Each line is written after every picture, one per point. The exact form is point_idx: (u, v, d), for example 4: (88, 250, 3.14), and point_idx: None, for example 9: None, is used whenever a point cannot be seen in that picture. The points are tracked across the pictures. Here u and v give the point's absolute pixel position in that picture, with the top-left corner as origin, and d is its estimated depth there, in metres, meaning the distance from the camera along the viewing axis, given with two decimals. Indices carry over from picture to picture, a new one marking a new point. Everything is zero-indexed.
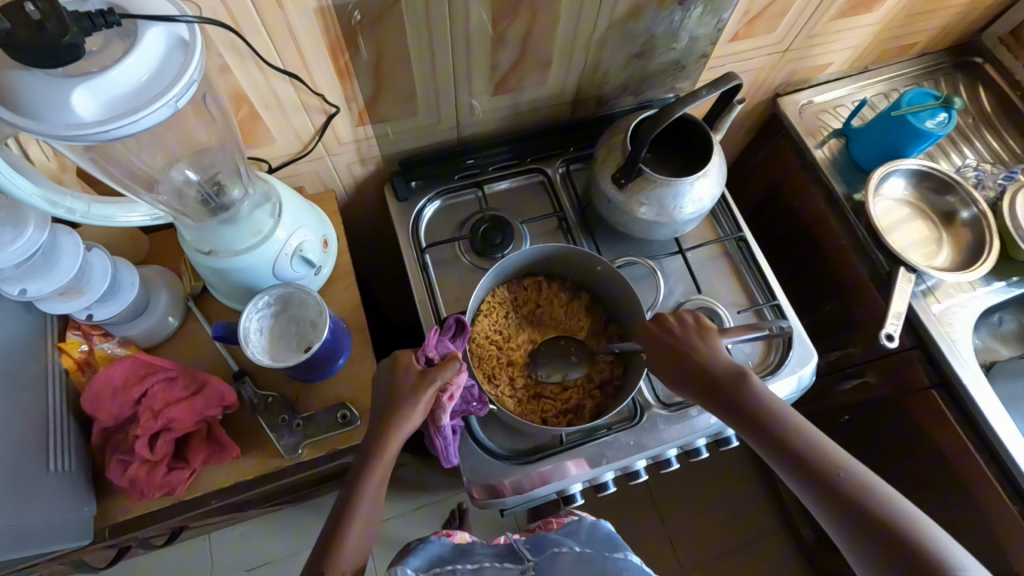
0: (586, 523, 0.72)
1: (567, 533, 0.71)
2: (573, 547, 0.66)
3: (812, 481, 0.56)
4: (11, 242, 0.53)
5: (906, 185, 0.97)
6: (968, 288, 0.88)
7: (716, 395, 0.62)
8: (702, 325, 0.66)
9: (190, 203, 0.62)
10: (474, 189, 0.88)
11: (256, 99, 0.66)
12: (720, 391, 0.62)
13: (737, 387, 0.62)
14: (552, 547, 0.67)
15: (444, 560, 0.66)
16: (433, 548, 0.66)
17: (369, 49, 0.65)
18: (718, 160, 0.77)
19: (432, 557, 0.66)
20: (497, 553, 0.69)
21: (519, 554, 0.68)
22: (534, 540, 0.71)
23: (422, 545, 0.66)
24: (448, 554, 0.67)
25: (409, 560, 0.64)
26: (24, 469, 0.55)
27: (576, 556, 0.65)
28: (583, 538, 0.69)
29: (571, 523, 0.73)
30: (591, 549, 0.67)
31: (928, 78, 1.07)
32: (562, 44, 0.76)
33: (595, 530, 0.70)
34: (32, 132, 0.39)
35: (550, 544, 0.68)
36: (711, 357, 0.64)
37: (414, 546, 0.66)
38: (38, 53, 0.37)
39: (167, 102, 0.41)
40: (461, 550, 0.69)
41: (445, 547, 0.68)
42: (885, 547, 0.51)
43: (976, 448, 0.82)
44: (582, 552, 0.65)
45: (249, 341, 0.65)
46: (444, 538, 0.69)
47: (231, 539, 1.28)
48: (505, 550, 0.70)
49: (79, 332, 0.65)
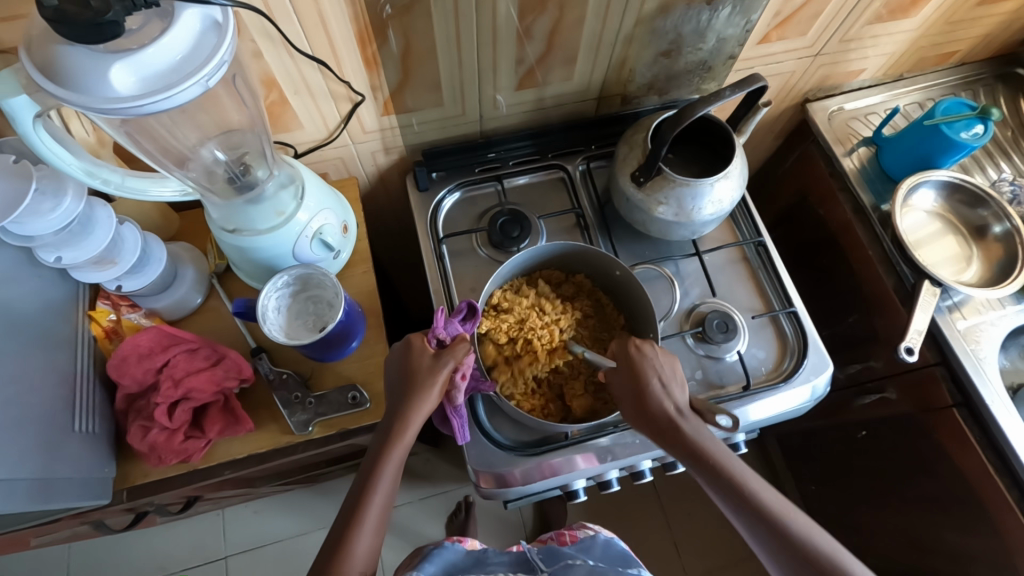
0: (599, 540, 0.72)
1: (581, 549, 0.71)
2: (586, 560, 0.68)
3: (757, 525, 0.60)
4: (51, 211, 0.57)
5: (936, 197, 0.94)
6: (997, 306, 0.86)
7: (673, 437, 0.63)
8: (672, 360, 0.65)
9: (218, 181, 0.65)
10: (493, 182, 0.88)
11: (287, 85, 0.68)
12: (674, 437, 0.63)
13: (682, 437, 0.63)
14: (566, 559, 0.69)
15: (457, 568, 0.68)
16: (446, 554, 0.69)
17: (398, 39, 0.66)
18: (739, 161, 0.76)
19: (444, 564, 0.68)
20: (510, 562, 0.70)
21: (532, 563, 0.69)
22: (547, 551, 0.72)
23: (437, 552, 0.68)
24: (461, 562, 0.69)
25: (424, 567, 0.67)
26: (52, 427, 0.58)
27: (588, 568, 0.66)
28: (596, 554, 0.70)
29: (585, 539, 0.73)
30: (604, 564, 0.68)
31: (967, 88, 1.03)
32: (588, 40, 0.76)
33: (608, 548, 0.71)
34: (74, 104, 0.41)
35: (564, 556, 0.70)
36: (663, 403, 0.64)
37: (429, 552, 0.69)
38: (83, 29, 0.39)
39: (199, 81, 0.43)
40: (475, 558, 0.71)
41: (458, 555, 0.70)
42: None
43: (999, 473, 0.79)
44: (596, 565, 0.67)
45: (267, 318, 0.67)
46: (458, 544, 0.71)
47: (243, 517, 1.32)
48: (518, 558, 0.71)
49: (109, 302, 0.69)
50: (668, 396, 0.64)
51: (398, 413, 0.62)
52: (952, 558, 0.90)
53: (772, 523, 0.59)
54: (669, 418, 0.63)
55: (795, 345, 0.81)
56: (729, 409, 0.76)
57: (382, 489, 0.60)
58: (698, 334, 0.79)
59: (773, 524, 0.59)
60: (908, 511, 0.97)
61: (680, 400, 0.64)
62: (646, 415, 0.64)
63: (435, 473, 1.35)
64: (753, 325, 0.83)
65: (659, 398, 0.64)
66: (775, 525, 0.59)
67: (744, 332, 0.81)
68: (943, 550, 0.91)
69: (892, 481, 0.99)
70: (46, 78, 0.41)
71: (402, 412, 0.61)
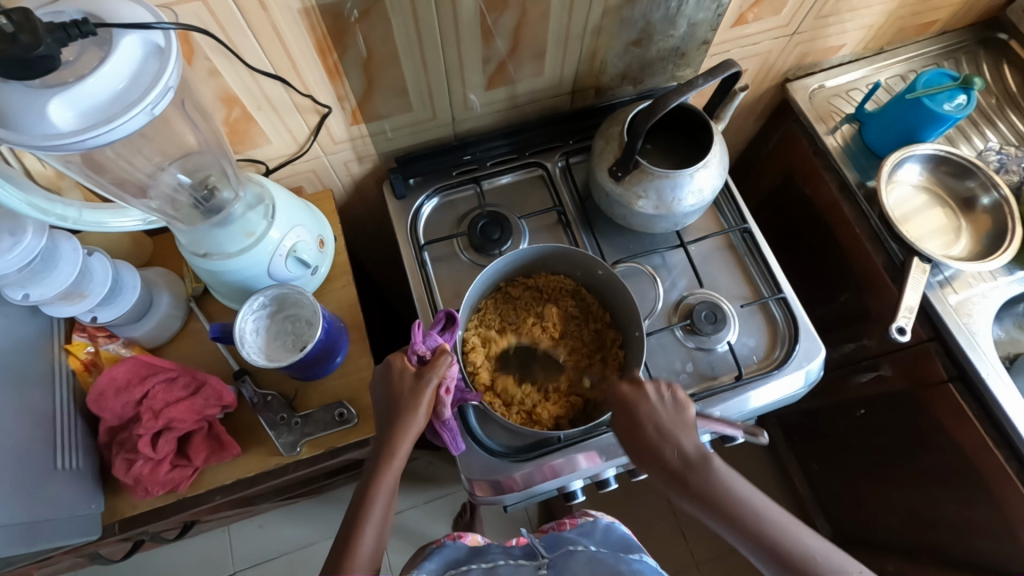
0: (600, 525, 0.71)
1: (582, 534, 0.70)
2: (587, 547, 0.66)
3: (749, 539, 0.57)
4: (10, 249, 0.55)
5: (922, 170, 0.93)
6: (989, 278, 0.84)
7: (686, 489, 0.58)
8: (679, 402, 0.60)
9: (183, 207, 0.63)
10: (471, 184, 0.87)
11: (248, 101, 0.66)
12: (664, 461, 0.59)
13: (672, 462, 0.58)
14: (567, 545, 0.67)
15: (460, 563, 0.67)
16: (447, 552, 0.68)
17: (360, 46, 0.65)
18: (718, 149, 0.75)
19: (447, 560, 0.67)
20: (513, 552, 0.69)
21: (535, 551, 0.68)
22: (549, 540, 0.71)
23: (438, 549, 0.68)
24: (462, 556, 0.68)
25: (424, 564, 0.67)
26: (32, 468, 0.57)
27: (589, 555, 0.64)
28: (597, 538, 0.69)
29: (586, 523, 0.72)
30: (605, 550, 0.66)
31: (949, 57, 1.02)
32: (556, 34, 0.74)
33: (609, 531, 0.70)
34: (13, 144, 0.39)
35: (564, 543, 0.69)
36: (650, 427, 0.59)
37: (431, 550, 0.69)
38: (13, 64, 0.37)
39: (144, 109, 0.41)
40: (476, 552, 0.69)
41: (461, 550, 0.69)
42: None
43: (999, 447, 0.78)
44: (597, 551, 0.65)
45: (245, 342, 0.66)
46: (460, 540, 0.71)
47: (249, 531, 1.31)
48: (523, 548, 0.70)
49: (85, 334, 0.67)
50: (680, 443, 0.59)
51: (386, 440, 0.61)
52: (956, 532, 0.89)
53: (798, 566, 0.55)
54: (681, 468, 0.58)
55: (786, 332, 0.80)
56: (724, 400, 0.75)
57: (375, 519, 0.60)
58: (687, 326, 0.78)
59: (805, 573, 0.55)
60: (911, 488, 0.96)
61: (692, 444, 0.59)
62: (655, 467, 0.59)
63: (437, 476, 1.35)
64: (743, 313, 0.82)
65: (666, 446, 0.59)
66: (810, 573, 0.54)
67: (733, 321, 0.80)
68: (947, 525, 0.91)
69: (892, 459, 0.98)
70: None
71: (390, 435, 0.61)
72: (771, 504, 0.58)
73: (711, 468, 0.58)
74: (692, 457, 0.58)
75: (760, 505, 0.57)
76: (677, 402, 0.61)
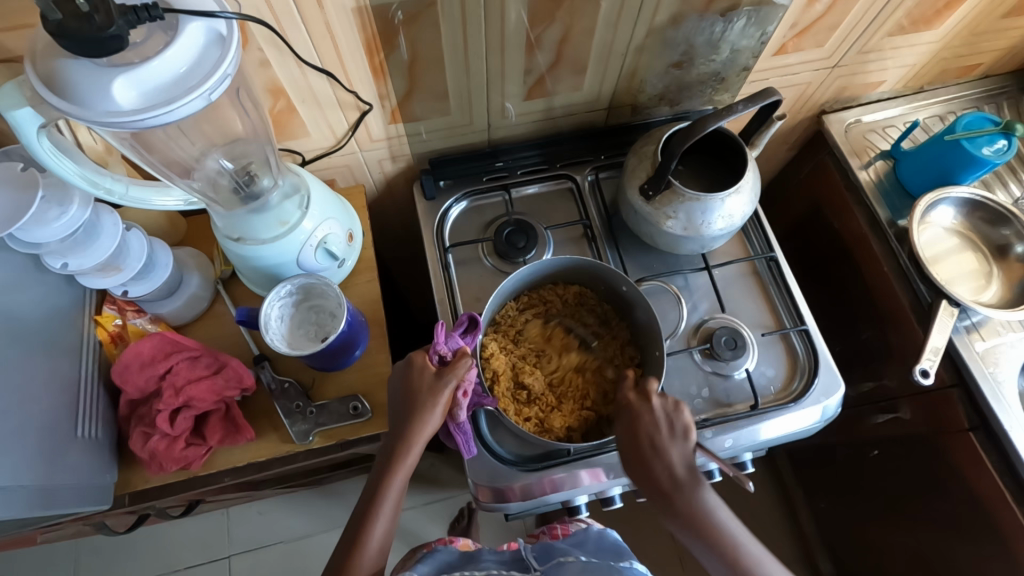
0: (593, 533, 0.70)
1: (574, 543, 0.69)
2: (579, 556, 0.65)
3: (718, 558, 0.59)
4: (56, 218, 0.57)
5: (956, 213, 0.92)
6: (1018, 328, 0.83)
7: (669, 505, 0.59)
8: (682, 427, 0.61)
9: (223, 191, 0.65)
10: (501, 191, 0.87)
11: (294, 93, 0.67)
12: (654, 476, 0.60)
13: (661, 479, 0.60)
14: (559, 556, 0.65)
15: (453, 568, 0.65)
16: (439, 556, 0.66)
17: (406, 48, 0.66)
18: (751, 175, 0.75)
19: (439, 565, 0.65)
20: (503, 561, 0.67)
21: (526, 561, 0.66)
22: (541, 548, 0.68)
23: (430, 553, 0.66)
24: (455, 562, 0.66)
25: (417, 568, 0.63)
26: (54, 433, 0.58)
27: (582, 565, 0.63)
28: (590, 548, 0.68)
29: (578, 534, 0.71)
30: (598, 559, 0.65)
31: (989, 101, 1.01)
32: (599, 50, 0.75)
33: (602, 540, 0.69)
34: (77, 118, 0.41)
35: (556, 553, 0.66)
36: (646, 442, 0.61)
37: (422, 554, 0.66)
38: (85, 43, 0.38)
39: (202, 94, 0.42)
40: (468, 557, 0.67)
41: (452, 555, 0.66)
42: None
43: (1017, 501, 0.76)
44: (589, 561, 0.64)
45: (269, 328, 0.67)
46: (451, 545, 0.69)
47: (248, 516, 1.32)
48: (512, 556, 0.68)
49: (115, 307, 0.69)
50: (672, 465, 0.60)
51: (399, 438, 0.61)
52: None
53: None
54: (668, 489, 0.59)
55: (805, 364, 0.79)
56: (738, 428, 0.74)
57: (385, 514, 0.61)
58: (706, 350, 0.78)
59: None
60: (922, 536, 0.94)
61: (683, 469, 0.60)
62: (645, 480, 0.61)
63: (438, 479, 1.34)
64: (763, 342, 0.81)
65: (659, 464, 0.60)
66: None
67: (753, 349, 0.79)
68: None
69: (904, 504, 0.96)
70: (51, 91, 0.41)
71: (403, 433, 0.61)
72: (748, 534, 0.60)
73: (699, 491, 0.59)
74: (682, 478, 0.59)
75: (738, 534, 0.59)
76: (682, 428, 0.61)
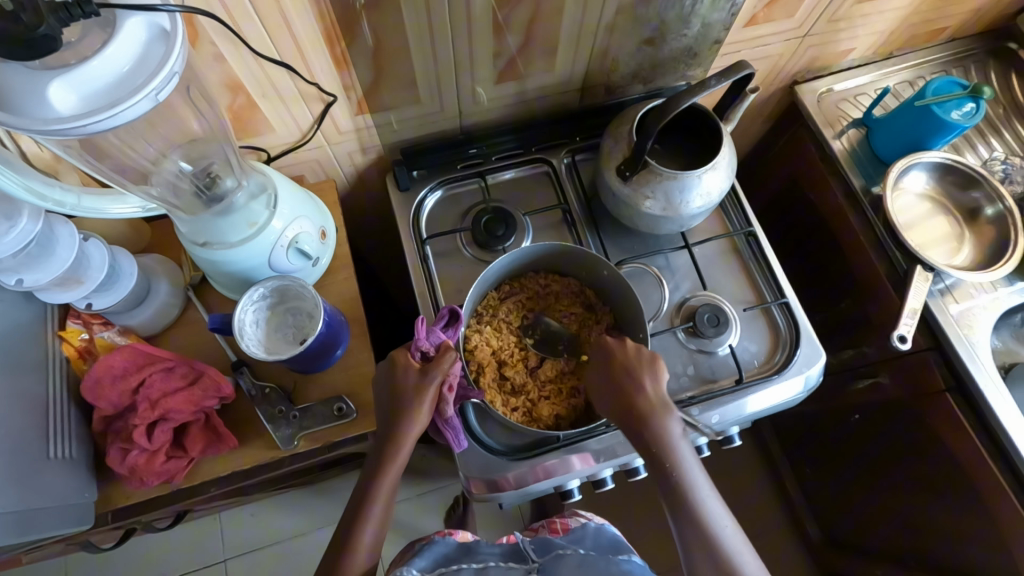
0: (590, 529, 0.70)
1: (572, 539, 0.68)
2: (577, 550, 0.65)
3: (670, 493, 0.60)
4: (6, 233, 0.54)
5: (928, 179, 0.93)
6: (989, 289, 0.85)
7: (636, 429, 0.61)
8: (653, 359, 0.63)
9: (184, 195, 0.62)
10: (476, 179, 0.85)
11: (253, 88, 0.64)
12: (624, 404, 0.62)
13: (633, 409, 0.61)
14: (557, 549, 0.65)
15: (450, 560, 0.64)
16: (438, 548, 0.65)
17: (368, 35, 0.63)
18: (726, 152, 0.74)
19: (436, 558, 0.64)
20: (502, 552, 0.66)
21: (524, 553, 0.65)
22: (540, 541, 0.68)
23: (428, 546, 0.65)
24: (452, 554, 0.65)
25: (414, 561, 0.63)
26: (25, 457, 0.56)
27: (580, 559, 0.63)
28: (589, 544, 0.67)
29: (576, 529, 0.70)
30: (596, 553, 0.65)
31: (958, 65, 1.01)
32: (568, 29, 0.73)
33: (600, 536, 0.69)
34: (12, 127, 0.38)
35: (555, 546, 0.66)
36: (622, 371, 0.63)
37: (421, 547, 0.65)
38: (13, 45, 0.36)
39: (148, 94, 0.40)
40: (466, 549, 0.66)
41: (451, 547, 0.65)
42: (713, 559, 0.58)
43: (990, 455, 0.79)
44: (587, 555, 0.64)
45: (244, 334, 0.65)
46: (450, 536, 0.67)
47: (240, 520, 1.31)
48: (511, 548, 0.67)
49: (80, 321, 0.66)
50: (645, 390, 0.62)
51: (388, 438, 0.61)
52: (945, 536, 0.90)
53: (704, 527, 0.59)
54: (640, 416, 0.61)
55: (787, 337, 0.80)
56: (723, 404, 0.75)
57: (376, 516, 0.60)
58: (689, 329, 0.78)
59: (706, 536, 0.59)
60: (902, 494, 0.97)
61: (656, 395, 0.62)
62: (618, 409, 0.62)
63: (431, 470, 1.34)
64: (745, 318, 0.81)
65: (633, 389, 0.62)
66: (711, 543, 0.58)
67: (735, 325, 0.80)
68: (936, 531, 0.92)
69: (885, 465, 0.99)
70: None
71: (391, 432, 0.60)
72: (702, 472, 0.61)
73: (667, 417, 0.61)
74: (649, 411, 0.61)
75: (693, 471, 0.60)
76: (650, 357, 0.63)
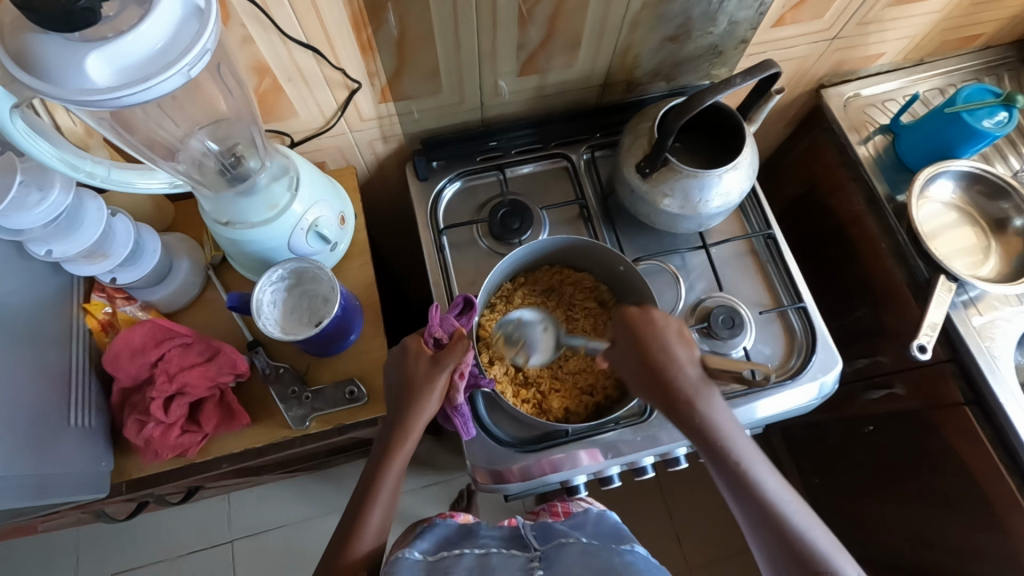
0: (592, 516, 0.70)
1: (574, 525, 0.68)
2: (580, 539, 0.64)
3: (716, 461, 0.59)
4: (38, 204, 0.56)
5: (955, 188, 0.91)
6: (1015, 302, 0.83)
7: (676, 407, 0.59)
8: (688, 337, 0.61)
9: (209, 173, 0.63)
10: (495, 171, 0.86)
11: (279, 72, 0.65)
12: (653, 379, 0.60)
13: (666, 381, 0.60)
14: (558, 537, 0.65)
15: (451, 544, 0.63)
16: (438, 531, 0.65)
17: (395, 23, 0.64)
18: (749, 152, 0.73)
19: (438, 540, 0.63)
20: (502, 538, 0.66)
21: (525, 541, 0.65)
22: (541, 527, 0.68)
23: (430, 529, 0.64)
24: (453, 537, 0.65)
25: (416, 543, 0.62)
26: (46, 424, 0.57)
27: (582, 548, 0.62)
28: (589, 530, 0.67)
29: (578, 516, 0.70)
30: (598, 541, 0.64)
31: (989, 73, 0.99)
32: (594, 23, 0.73)
33: (601, 523, 0.69)
34: (49, 97, 0.40)
35: (556, 534, 0.66)
36: (652, 347, 0.60)
37: (421, 529, 0.65)
38: (55, 17, 0.37)
39: (180, 71, 0.41)
40: (467, 533, 0.66)
41: (451, 530, 0.65)
42: (767, 522, 0.57)
43: (1010, 473, 0.77)
44: (589, 543, 0.63)
45: (262, 313, 0.66)
46: (450, 520, 0.67)
47: (248, 502, 1.32)
48: (511, 535, 0.67)
49: (104, 295, 0.68)
50: (680, 369, 0.59)
51: (397, 423, 0.61)
52: (957, 554, 0.88)
53: (755, 491, 0.58)
54: (673, 388, 0.59)
55: (803, 342, 0.79)
56: (734, 406, 0.74)
57: (382, 498, 0.60)
58: (703, 329, 0.77)
59: (767, 512, 0.57)
60: (916, 509, 0.95)
61: (693, 373, 0.59)
62: (648, 384, 0.60)
63: (437, 462, 1.35)
64: (760, 321, 0.81)
65: (669, 370, 0.60)
66: (764, 505, 0.57)
67: (750, 328, 0.79)
68: (948, 548, 0.90)
69: (898, 477, 0.97)
70: (20, 66, 0.40)
71: (401, 417, 0.61)
72: (751, 444, 0.60)
73: (708, 396, 0.59)
74: (683, 383, 0.59)
75: (743, 443, 0.59)
76: (680, 330, 0.61)
